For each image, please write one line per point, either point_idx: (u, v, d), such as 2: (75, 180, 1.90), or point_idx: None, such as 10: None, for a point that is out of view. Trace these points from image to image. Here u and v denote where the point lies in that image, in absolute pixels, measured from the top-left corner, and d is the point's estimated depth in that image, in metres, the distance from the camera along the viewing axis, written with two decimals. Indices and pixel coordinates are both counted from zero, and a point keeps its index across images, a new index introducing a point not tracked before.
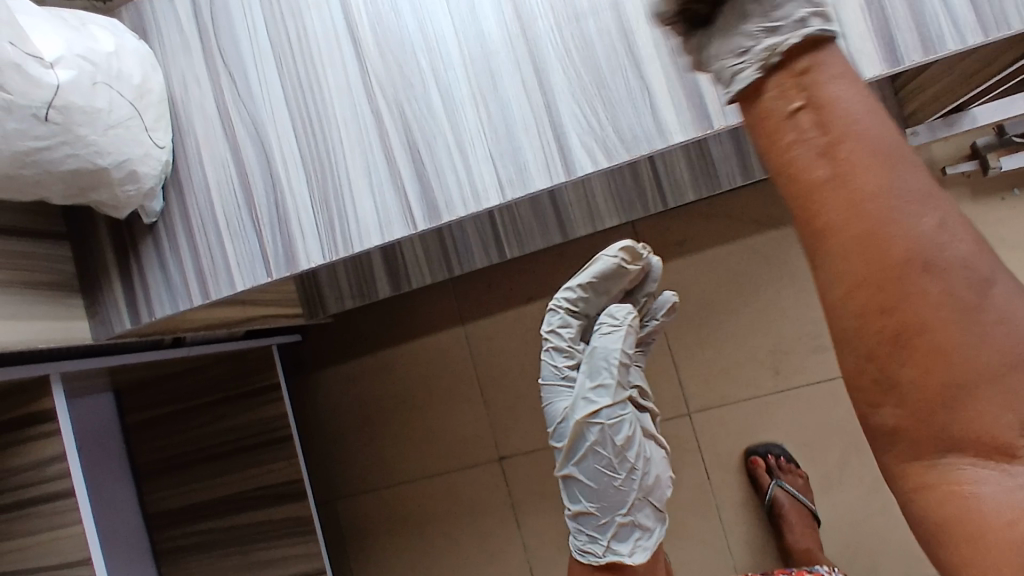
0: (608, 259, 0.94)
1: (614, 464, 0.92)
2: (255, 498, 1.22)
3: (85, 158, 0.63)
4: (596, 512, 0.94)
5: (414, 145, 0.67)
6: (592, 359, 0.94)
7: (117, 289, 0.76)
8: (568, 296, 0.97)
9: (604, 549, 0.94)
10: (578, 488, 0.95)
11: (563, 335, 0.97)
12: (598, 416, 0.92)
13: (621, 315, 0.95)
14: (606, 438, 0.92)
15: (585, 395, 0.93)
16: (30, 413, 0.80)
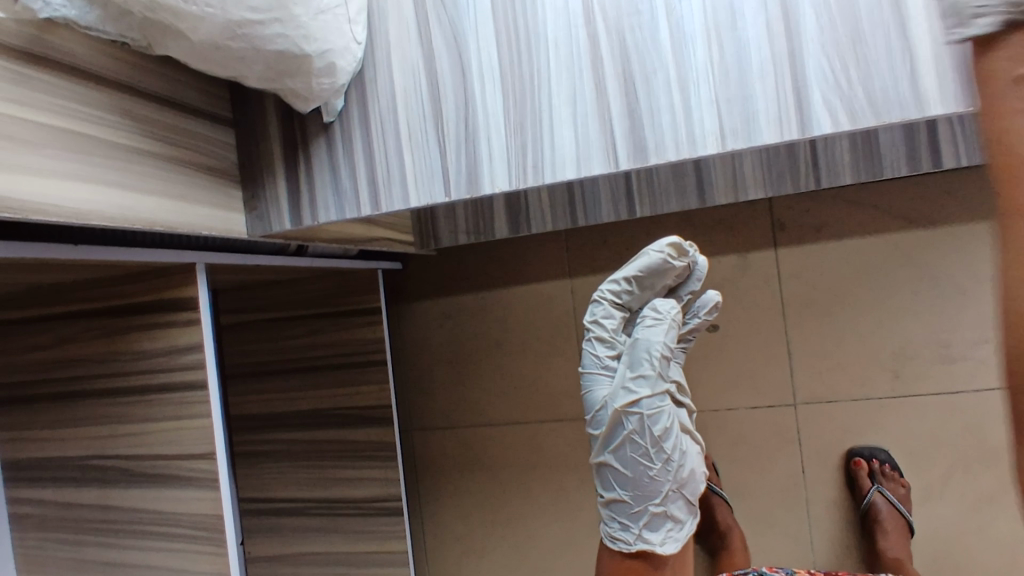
0: (656, 252, 0.91)
1: (651, 453, 0.89)
2: (338, 417, 1.22)
3: (293, 40, 0.58)
4: (629, 500, 0.91)
5: (629, 79, 0.62)
6: (634, 349, 0.91)
7: (280, 186, 0.73)
8: (612, 288, 0.93)
9: (636, 538, 0.91)
10: (611, 474, 0.92)
11: (605, 326, 0.94)
12: (638, 406, 0.89)
13: (665, 309, 0.92)
14: (645, 428, 0.89)
15: (625, 385, 0.90)
16: (170, 298, 0.78)
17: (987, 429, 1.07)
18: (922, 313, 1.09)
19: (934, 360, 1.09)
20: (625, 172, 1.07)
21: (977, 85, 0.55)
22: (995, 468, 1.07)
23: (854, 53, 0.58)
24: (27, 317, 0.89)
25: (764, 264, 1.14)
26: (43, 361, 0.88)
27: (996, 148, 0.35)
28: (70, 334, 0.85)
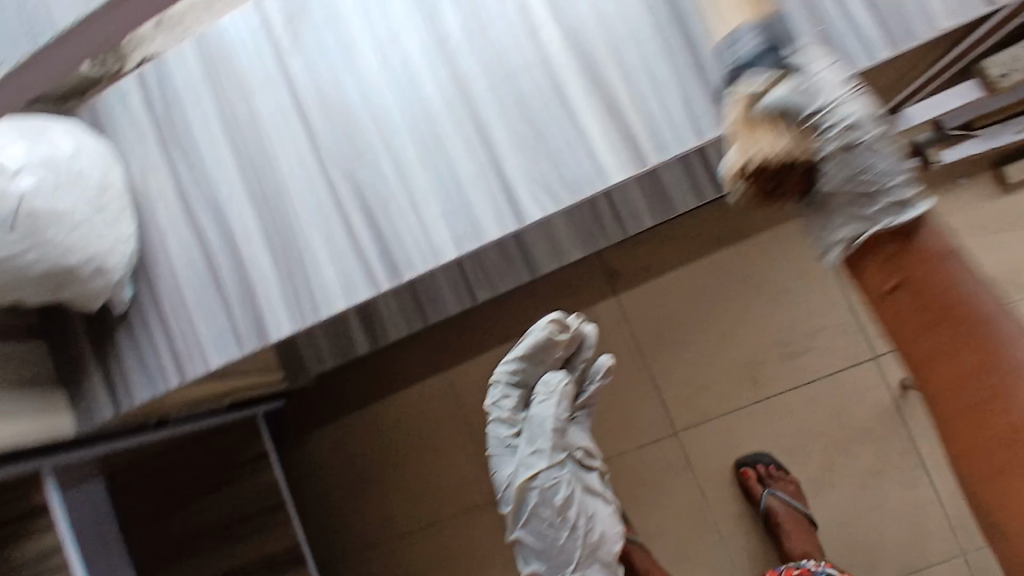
0: (541, 331, 0.93)
1: (556, 524, 0.92)
2: (255, 568, 1.21)
3: (54, 258, 0.65)
4: (545, 570, 0.94)
5: (370, 211, 0.70)
6: (530, 426, 0.93)
7: (97, 379, 0.78)
8: (506, 370, 0.96)
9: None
10: (525, 548, 0.94)
11: (504, 407, 0.96)
12: (536, 480, 0.91)
13: (555, 382, 0.94)
14: (547, 499, 0.91)
15: (525, 460, 0.92)
16: (23, 511, 0.81)
17: (850, 408, 1.15)
18: (760, 319, 1.17)
19: (782, 358, 1.17)
20: (455, 263, 1.12)
21: (642, 147, 0.65)
22: (867, 442, 1.14)
23: (540, 144, 0.66)
24: None
25: (611, 313, 1.21)
26: None
27: (900, 277, 0.51)
28: None
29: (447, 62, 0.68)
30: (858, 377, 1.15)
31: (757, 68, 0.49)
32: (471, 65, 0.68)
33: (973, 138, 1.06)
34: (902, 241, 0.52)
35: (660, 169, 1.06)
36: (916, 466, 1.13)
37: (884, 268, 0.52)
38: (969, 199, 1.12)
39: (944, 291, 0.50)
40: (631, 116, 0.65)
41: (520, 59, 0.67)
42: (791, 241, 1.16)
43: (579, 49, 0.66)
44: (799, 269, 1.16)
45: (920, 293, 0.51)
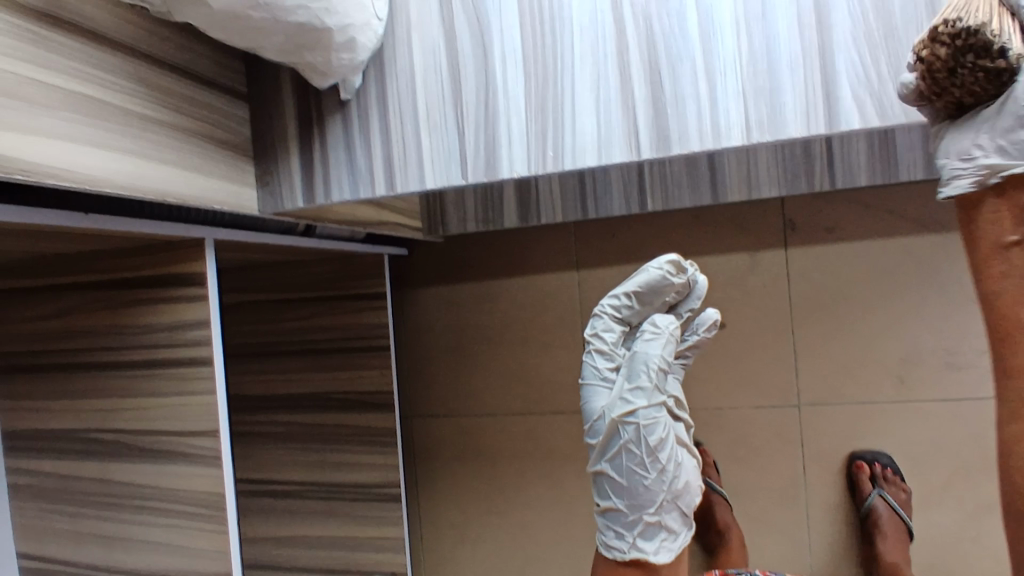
0: (658, 269, 0.91)
1: (647, 463, 0.87)
2: (340, 401, 1.21)
3: (314, 12, 0.58)
4: (624, 509, 0.89)
5: (655, 66, 0.61)
6: (633, 361, 0.90)
7: (293, 163, 0.72)
8: (613, 301, 0.92)
9: (630, 546, 0.88)
10: (608, 483, 0.90)
11: (606, 340, 0.92)
12: (635, 416, 0.87)
13: (663, 323, 0.92)
14: (641, 438, 0.87)
15: (623, 394, 0.88)
16: (177, 272, 0.77)
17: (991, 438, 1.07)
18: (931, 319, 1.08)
19: (939, 366, 1.08)
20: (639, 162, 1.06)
21: None
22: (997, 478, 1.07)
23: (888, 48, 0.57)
24: (33, 285, 0.87)
25: (773, 265, 1.13)
26: (45, 331, 0.87)
27: None
28: (72, 303, 0.84)
29: None
30: None
31: None
32: None
33: None
34: None
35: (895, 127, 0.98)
36: None
37: None
38: None
39: None
40: None
41: None
42: None
43: None
44: None
45: None
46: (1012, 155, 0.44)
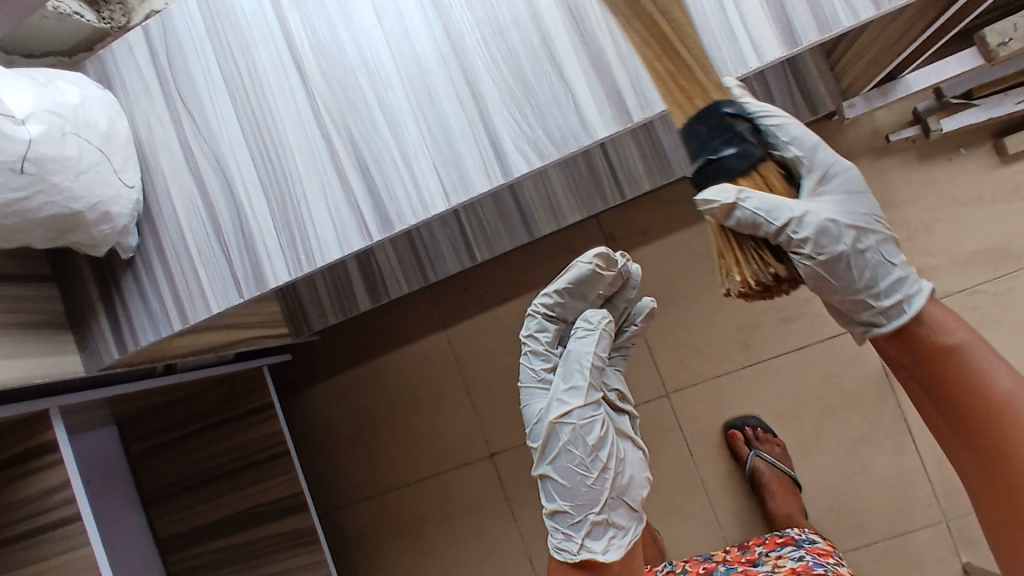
0: (585, 265, 0.84)
1: (587, 462, 0.83)
2: (259, 514, 1.25)
3: (61, 203, 0.68)
4: (570, 508, 0.85)
5: (363, 163, 0.72)
6: (567, 361, 0.85)
7: (103, 323, 0.81)
8: (545, 301, 0.87)
9: (580, 546, 0.84)
10: (552, 486, 0.86)
11: (540, 340, 0.87)
12: (570, 417, 0.83)
13: (597, 318, 0.86)
14: (579, 438, 0.83)
15: (558, 395, 0.84)
16: (34, 445, 0.85)
17: (840, 373, 1.17)
18: None
19: (775, 323, 1.18)
20: (452, 212, 1.16)
21: (629, 105, 0.66)
22: (855, 408, 1.17)
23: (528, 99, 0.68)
24: None
25: None
26: None
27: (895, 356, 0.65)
28: None
29: (440, 18, 0.69)
30: (850, 344, 1.16)
31: (726, 164, 0.60)
32: (463, 19, 0.69)
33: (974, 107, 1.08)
34: (919, 328, 0.62)
35: (653, 121, 1.08)
36: (905, 432, 1.16)
37: (886, 347, 0.65)
38: (970, 165, 1.15)
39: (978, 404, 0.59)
40: (619, 73, 0.66)
41: (511, 16, 0.68)
42: None
43: (567, 7, 0.67)
44: None
45: (936, 373, 0.61)
46: (877, 305, 0.63)
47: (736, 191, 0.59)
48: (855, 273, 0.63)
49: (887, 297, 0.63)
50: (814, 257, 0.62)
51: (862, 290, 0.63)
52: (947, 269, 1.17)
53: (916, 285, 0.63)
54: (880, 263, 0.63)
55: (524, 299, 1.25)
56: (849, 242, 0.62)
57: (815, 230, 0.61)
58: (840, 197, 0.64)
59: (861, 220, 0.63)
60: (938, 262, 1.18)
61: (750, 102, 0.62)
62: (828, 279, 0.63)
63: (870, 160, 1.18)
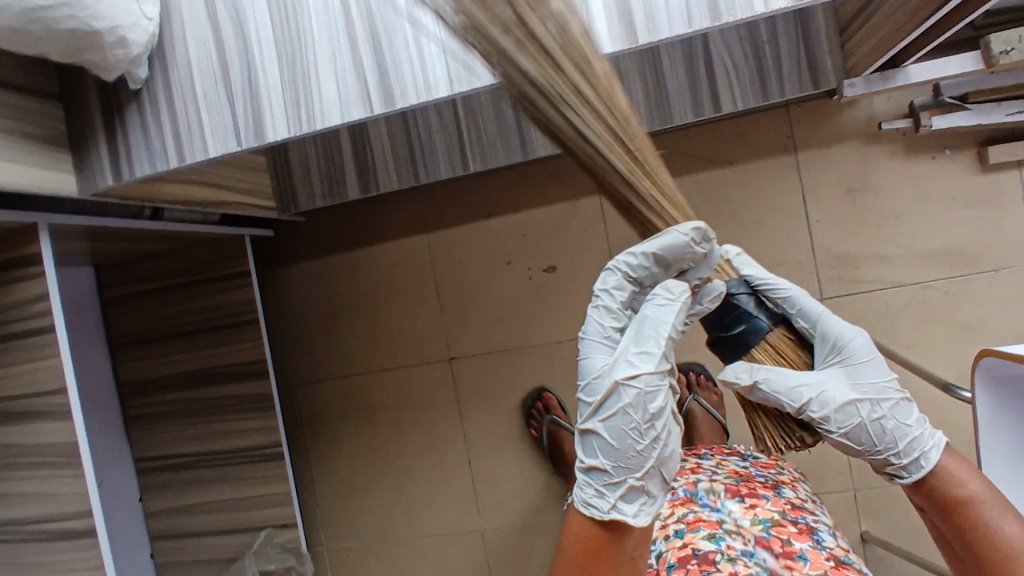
0: (683, 235, 0.68)
1: (642, 429, 0.69)
2: (220, 374, 1.31)
3: (81, 19, 0.69)
4: (609, 468, 0.70)
5: (375, 36, 0.74)
6: (640, 326, 0.70)
7: (102, 148, 0.84)
8: (628, 258, 0.71)
9: (612, 507, 0.70)
10: (597, 442, 0.71)
11: (614, 298, 0.72)
12: (637, 380, 0.68)
13: (678, 289, 0.71)
14: (641, 402, 0.68)
15: (626, 357, 0.70)
16: (18, 255, 0.88)
17: None
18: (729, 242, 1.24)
19: None
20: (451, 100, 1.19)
21: (636, 28, 0.69)
22: None
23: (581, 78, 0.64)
24: None
25: (591, 208, 1.27)
26: None
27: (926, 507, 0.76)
28: None
29: None
30: None
31: (737, 363, 0.72)
32: None
33: (966, 111, 1.12)
34: (939, 486, 0.74)
35: (659, 47, 1.14)
36: None
37: (924, 511, 0.77)
38: (949, 165, 1.20)
39: (971, 520, 0.70)
40: None
41: None
42: (773, 176, 1.23)
43: None
44: (773, 204, 1.23)
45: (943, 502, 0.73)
46: (910, 468, 0.75)
47: (752, 372, 0.71)
48: (873, 439, 0.74)
49: (910, 460, 0.75)
50: (841, 427, 0.74)
51: (907, 452, 0.74)
52: (909, 261, 1.23)
53: (931, 439, 0.75)
54: (896, 427, 0.75)
55: (507, 217, 1.30)
56: (864, 413, 0.74)
57: (833, 408, 0.73)
58: (851, 368, 0.75)
59: (876, 389, 0.75)
60: (901, 252, 1.23)
61: (753, 272, 0.75)
62: (852, 444, 0.75)
63: (859, 144, 1.21)
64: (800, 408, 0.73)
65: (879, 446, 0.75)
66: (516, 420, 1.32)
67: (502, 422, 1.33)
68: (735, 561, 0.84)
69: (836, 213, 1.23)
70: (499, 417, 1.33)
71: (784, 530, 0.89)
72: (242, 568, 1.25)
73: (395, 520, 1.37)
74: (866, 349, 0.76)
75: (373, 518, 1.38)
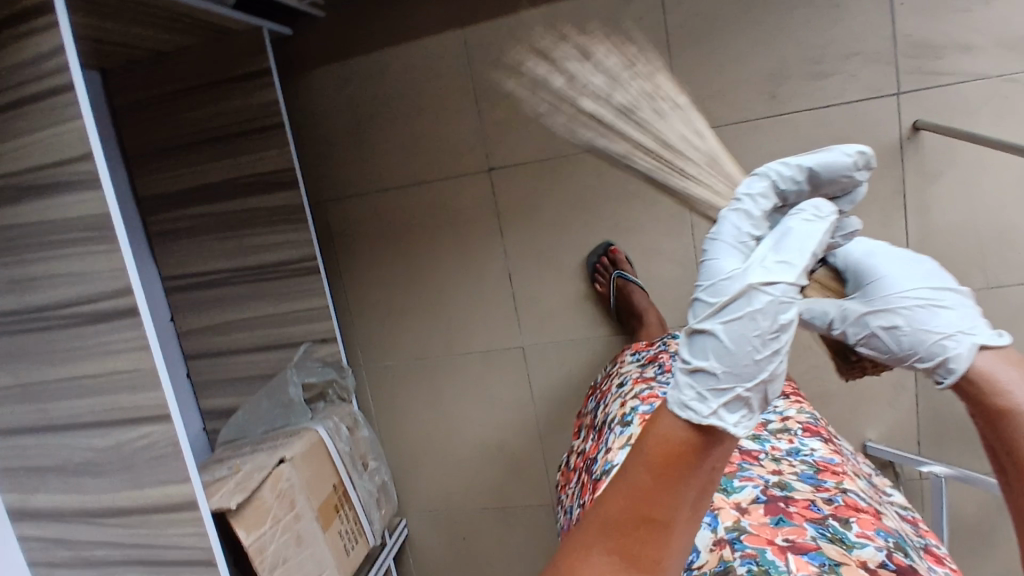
0: (845, 156, 0.57)
1: (767, 337, 0.49)
2: (247, 185, 1.23)
3: None
4: (717, 372, 0.50)
5: None
6: (785, 234, 0.53)
7: None
8: (781, 166, 0.57)
9: (712, 415, 0.48)
10: (708, 343, 0.51)
11: (761, 204, 0.56)
12: (775, 287, 0.49)
13: (828, 212, 0.55)
14: (774, 308, 0.49)
15: (763, 263, 0.51)
16: (25, 5, 0.77)
17: (853, 138, 1.16)
18: (796, 28, 1.14)
19: (805, 77, 1.15)
20: None
21: None
22: None
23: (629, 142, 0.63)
24: None
25: None
26: None
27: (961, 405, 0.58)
28: None
29: None
30: (872, 111, 1.14)
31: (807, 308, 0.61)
32: None
33: None
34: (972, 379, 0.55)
35: None
36: (899, 207, 1.17)
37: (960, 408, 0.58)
38: None
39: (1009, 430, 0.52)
40: None
41: None
42: None
43: None
44: None
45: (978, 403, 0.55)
46: (943, 374, 0.56)
47: (807, 303, 0.61)
48: (893, 349, 0.59)
49: (944, 365, 0.56)
50: (868, 347, 0.60)
51: (938, 361, 0.56)
52: (994, 50, 1.09)
53: (960, 341, 0.56)
54: (915, 332, 0.57)
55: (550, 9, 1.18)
56: (879, 325, 0.58)
57: (857, 325, 0.59)
58: (873, 283, 0.60)
59: (889, 296, 0.58)
60: (986, 40, 1.09)
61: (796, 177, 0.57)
62: (875, 357, 0.60)
63: None
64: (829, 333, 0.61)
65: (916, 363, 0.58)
66: (557, 235, 1.26)
67: (543, 237, 1.27)
68: (781, 460, 0.68)
69: None
70: (540, 233, 1.27)
71: (827, 432, 0.78)
72: (284, 380, 1.23)
73: (433, 339, 1.34)
74: (890, 264, 0.61)
75: (411, 338, 1.35)
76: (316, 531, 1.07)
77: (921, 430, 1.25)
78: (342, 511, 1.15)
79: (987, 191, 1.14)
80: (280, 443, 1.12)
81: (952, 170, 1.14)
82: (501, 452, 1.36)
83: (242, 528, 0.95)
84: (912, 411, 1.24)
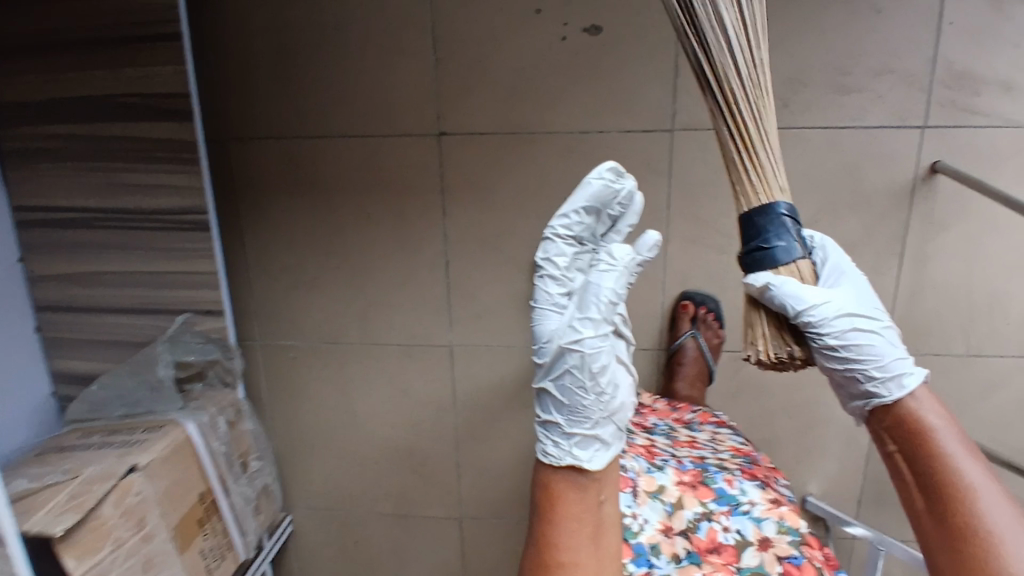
0: (597, 179, 0.71)
1: (585, 386, 0.72)
2: (128, 107, 0.97)
3: None
4: (562, 422, 0.75)
5: None
6: (584, 293, 0.72)
7: None
8: (564, 220, 0.73)
9: (568, 456, 0.75)
10: (549, 399, 0.76)
11: (557, 264, 0.74)
12: (580, 344, 0.71)
13: (620, 254, 0.72)
14: (584, 364, 0.71)
15: (570, 324, 0.72)
16: None
17: (864, 169, 1.00)
18: (828, 28, 0.95)
19: (826, 89, 0.97)
20: None
21: None
22: (860, 213, 1.02)
23: None
24: None
25: None
26: None
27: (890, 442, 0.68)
28: None
29: None
30: (891, 142, 0.98)
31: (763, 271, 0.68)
32: None
33: None
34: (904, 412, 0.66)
35: None
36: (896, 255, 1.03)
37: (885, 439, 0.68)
38: None
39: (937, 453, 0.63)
40: None
41: None
42: None
43: None
44: None
45: (908, 429, 0.65)
46: (889, 391, 0.67)
47: (769, 276, 0.67)
48: (855, 350, 0.67)
49: (897, 381, 0.66)
50: (831, 341, 0.68)
51: (892, 376, 0.66)
52: None
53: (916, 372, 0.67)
54: (880, 348, 0.67)
55: None
56: (847, 326, 0.67)
57: (829, 318, 0.67)
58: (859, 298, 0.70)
59: (869, 316, 0.69)
60: None
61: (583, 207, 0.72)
62: (832, 351, 0.68)
63: None
64: (806, 321, 0.67)
65: (874, 374, 0.67)
66: (509, 225, 1.07)
67: (491, 225, 1.07)
68: None
69: (976, 14, 0.92)
70: (489, 220, 1.07)
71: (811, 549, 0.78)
72: (151, 357, 1.00)
73: (347, 322, 1.14)
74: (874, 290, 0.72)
75: (320, 318, 1.14)
76: (172, 554, 0.88)
77: (861, 490, 1.16)
78: (208, 525, 0.96)
79: (991, 254, 1.01)
80: (137, 438, 0.92)
81: (961, 224, 1.00)
82: (409, 457, 1.20)
83: (73, 557, 0.75)
84: (858, 471, 1.15)
